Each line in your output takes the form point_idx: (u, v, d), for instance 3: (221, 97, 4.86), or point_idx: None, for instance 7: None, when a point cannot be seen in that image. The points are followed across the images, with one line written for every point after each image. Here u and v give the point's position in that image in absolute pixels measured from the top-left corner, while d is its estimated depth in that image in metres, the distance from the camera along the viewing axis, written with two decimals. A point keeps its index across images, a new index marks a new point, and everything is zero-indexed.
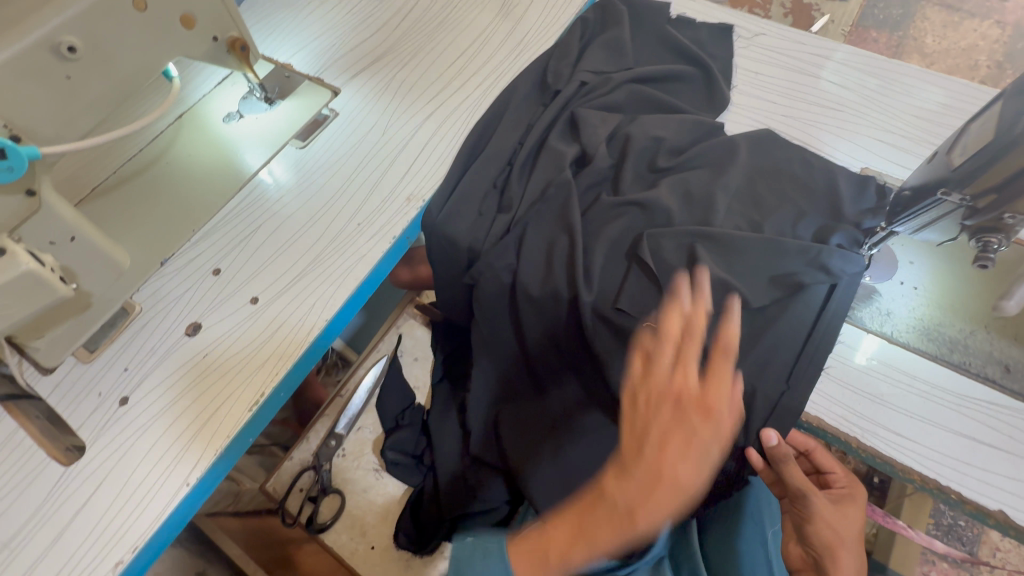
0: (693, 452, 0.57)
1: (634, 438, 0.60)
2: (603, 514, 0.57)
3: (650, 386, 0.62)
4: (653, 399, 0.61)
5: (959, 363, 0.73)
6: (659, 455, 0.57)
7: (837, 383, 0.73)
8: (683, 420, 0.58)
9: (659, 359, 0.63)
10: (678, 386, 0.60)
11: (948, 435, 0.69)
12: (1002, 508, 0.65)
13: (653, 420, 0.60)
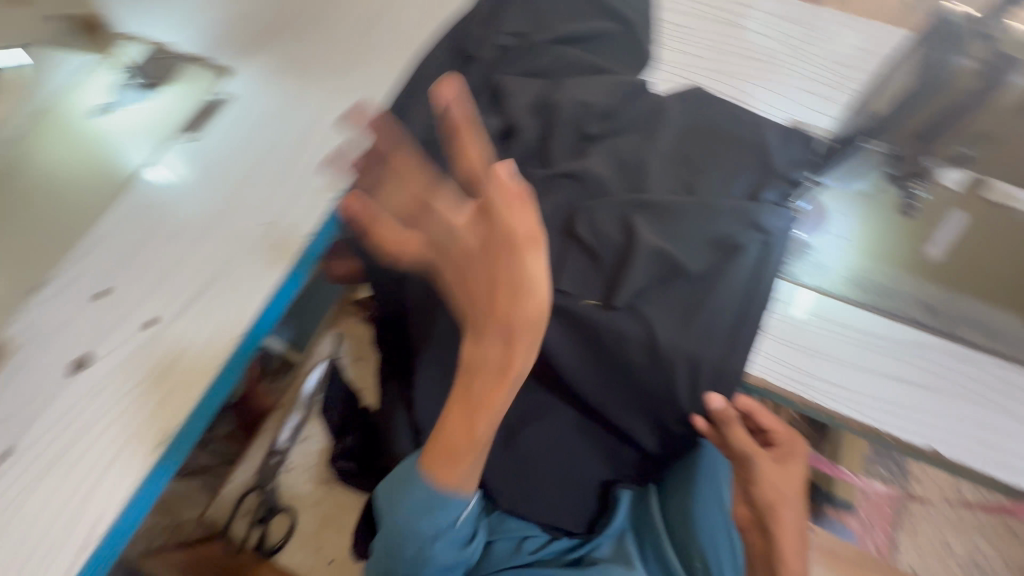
0: (521, 287, 0.61)
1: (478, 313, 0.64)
2: (484, 381, 0.63)
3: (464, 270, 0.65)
4: (471, 266, 0.64)
5: (888, 308, 0.74)
6: (498, 337, 0.63)
7: (777, 341, 0.73)
8: (494, 260, 0.62)
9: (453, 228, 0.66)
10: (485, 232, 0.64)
11: (882, 380, 0.70)
12: (931, 445, 0.68)
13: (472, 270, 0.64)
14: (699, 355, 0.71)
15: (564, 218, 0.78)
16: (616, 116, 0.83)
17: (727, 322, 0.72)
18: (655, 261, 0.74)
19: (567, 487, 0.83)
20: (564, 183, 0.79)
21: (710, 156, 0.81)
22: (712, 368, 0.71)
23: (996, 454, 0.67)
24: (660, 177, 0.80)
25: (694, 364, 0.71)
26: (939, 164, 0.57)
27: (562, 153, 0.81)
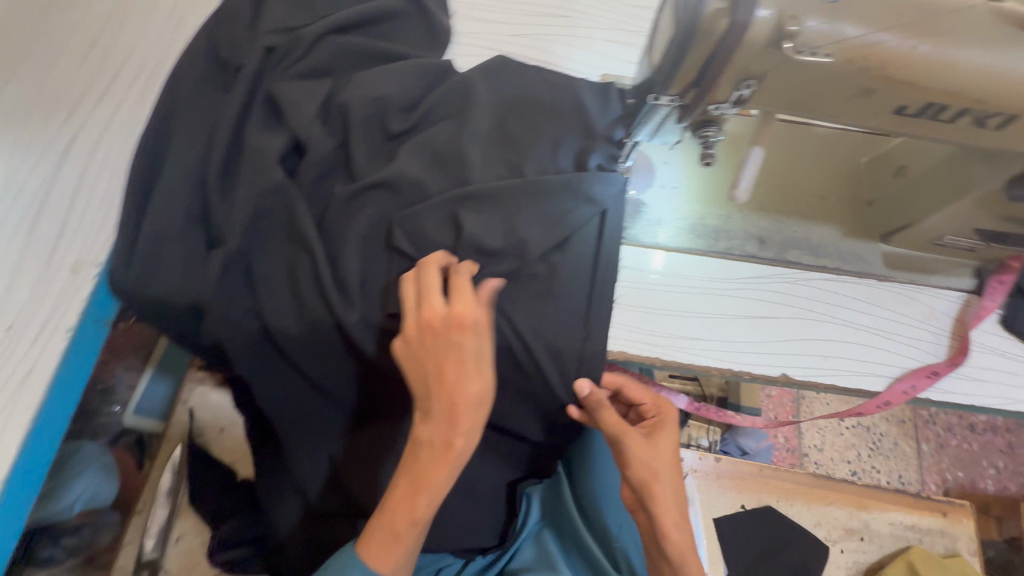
0: (469, 366, 0.59)
1: (447, 345, 0.59)
2: (428, 459, 0.60)
3: (433, 315, 0.59)
4: (431, 300, 0.61)
5: (725, 249, 0.75)
6: (467, 368, 0.59)
7: (630, 310, 0.73)
8: (449, 343, 0.59)
9: (429, 299, 0.61)
10: (451, 318, 0.59)
11: (731, 321, 0.72)
12: (784, 372, 0.70)
13: (442, 311, 0.60)
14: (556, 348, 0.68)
15: (385, 233, 0.70)
16: (419, 106, 0.74)
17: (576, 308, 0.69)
18: (490, 261, 0.69)
19: (467, 507, 0.79)
20: (377, 194, 0.70)
21: (528, 131, 0.75)
22: (573, 357, 0.68)
23: (840, 364, 0.71)
24: (481, 163, 0.73)
25: (554, 358, 0.68)
26: (727, 110, 0.54)
27: (368, 160, 0.71)
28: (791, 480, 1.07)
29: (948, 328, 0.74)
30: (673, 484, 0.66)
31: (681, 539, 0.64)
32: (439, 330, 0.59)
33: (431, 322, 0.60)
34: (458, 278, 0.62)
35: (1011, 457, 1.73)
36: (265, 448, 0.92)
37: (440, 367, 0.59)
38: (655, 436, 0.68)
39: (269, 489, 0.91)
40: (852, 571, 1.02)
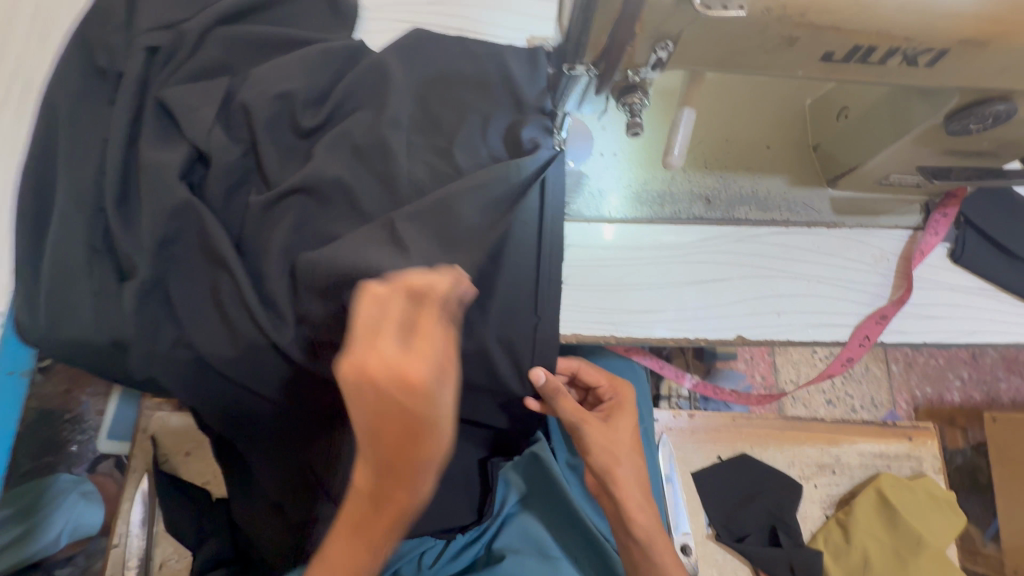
0: (421, 437, 0.34)
1: (392, 405, 0.33)
2: (357, 531, 0.43)
3: (378, 372, 0.32)
4: (356, 342, 0.34)
5: (671, 213, 0.73)
6: (417, 444, 0.39)
7: (580, 289, 0.70)
8: (392, 406, 0.33)
9: (380, 329, 0.34)
10: (395, 367, 0.32)
11: (683, 287, 0.71)
12: (740, 333, 0.69)
13: (382, 361, 0.32)
14: (508, 338, 0.65)
15: (312, 240, 0.66)
16: (330, 97, 0.69)
17: (524, 294, 0.65)
18: None
19: (443, 502, 0.79)
20: (295, 200, 0.65)
21: (452, 112, 0.70)
22: (524, 345, 0.65)
23: (794, 318, 0.70)
24: (407, 152, 0.68)
25: (505, 350, 0.65)
26: (649, 74, 0.52)
27: (281, 164, 0.66)
28: (763, 426, 1.09)
29: (894, 268, 0.72)
30: (631, 465, 0.71)
31: (644, 521, 0.70)
32: (372, 388, 0.33)
33: (364, 379, 0.33)
34: (399, 296, 0.36)
35: (974, 367, 1.80)
36: (233, 468, 0.90)
37: (382, 446, 0.36)
38: (612, 420, 0.72)
39: (242, 508, 0.89)
40: (826, 504, 1.06)
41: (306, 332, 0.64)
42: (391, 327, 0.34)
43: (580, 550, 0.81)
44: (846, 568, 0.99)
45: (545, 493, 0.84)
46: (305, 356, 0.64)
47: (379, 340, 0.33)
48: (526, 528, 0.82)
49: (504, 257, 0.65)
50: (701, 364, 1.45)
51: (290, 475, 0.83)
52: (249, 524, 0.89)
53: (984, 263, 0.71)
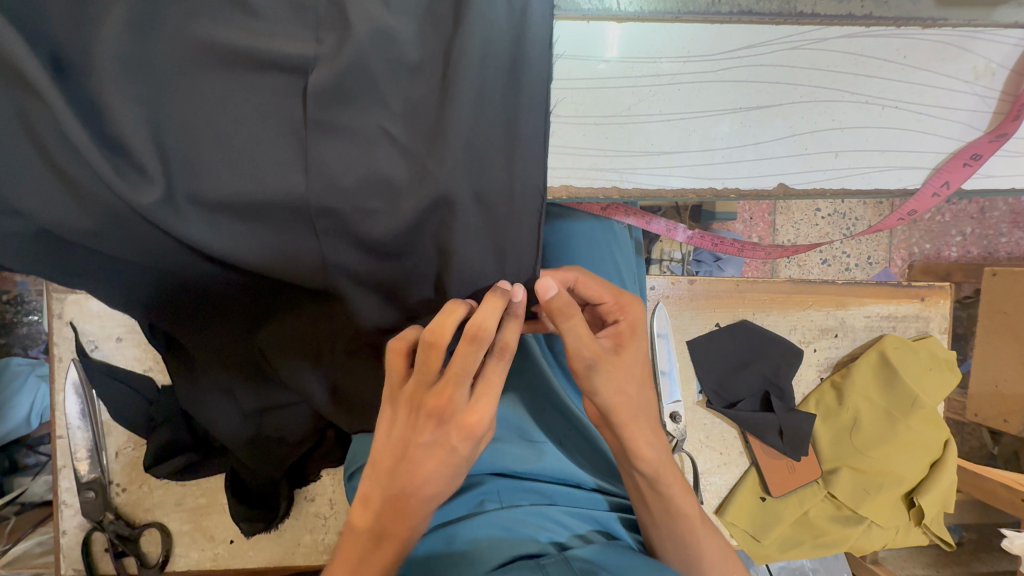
0: (449, 469, 0.48)
1: (442, 443, 0.46)
2: (373, 554, 0.48)
3: (452, 409, 0.45)
4: (421, 373, 0.46)
5: (708, 6, 0.50)
6: (452, 469, 0.48)
7: (573, 123, 0.51)
8: (443, 442, 0.46)
9: (428, 364, 0.45)
10: (442, 406, 0.45)
11: (714, 119, 0.51)
12: (781, 182, 0.53)
13: (453, 417, 0.46)
14: (481, 190, 0.49)
15: (169, 49, 0.44)
16: None
17: (498, 132, 0.48)
18: (349, 74, 0.45)
19: None
20: None
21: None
22: (501, 201, 0.50)
23: (855, 161, 0.53)
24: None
25: (475, 208, 0.49)
26: None
27: None
28: (767, 291, 0.99)
29: (998, 85, 0.53)
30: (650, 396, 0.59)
31: (654, 457, 0.60)
32: (443, 432, 0.46)
33: (435, 419, 0.46)
34: (461, 343, 0.44)
35: (979, 222, 1.70)
36: (172, 364, 0.74)
37: (421, 441, 0.46)
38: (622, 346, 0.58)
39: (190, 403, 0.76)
40: (823, 367, 1.02)
41: (192, 191, 0.47)
42: (451, 370, 0.45)
43: (563, 431, 0.76)
44: (834, 428, 0.98)
45: (532, 372, 0.76)
46: (197, 225, 0.47)
47: (453, 390, 0.45)
48: (509, 412, 0.74)
49: (463, 76, 0.46)
50: (699, 224, 1.30)
51: (235, 363, 0.70)
52: (200, 419, 0.79)
53: None
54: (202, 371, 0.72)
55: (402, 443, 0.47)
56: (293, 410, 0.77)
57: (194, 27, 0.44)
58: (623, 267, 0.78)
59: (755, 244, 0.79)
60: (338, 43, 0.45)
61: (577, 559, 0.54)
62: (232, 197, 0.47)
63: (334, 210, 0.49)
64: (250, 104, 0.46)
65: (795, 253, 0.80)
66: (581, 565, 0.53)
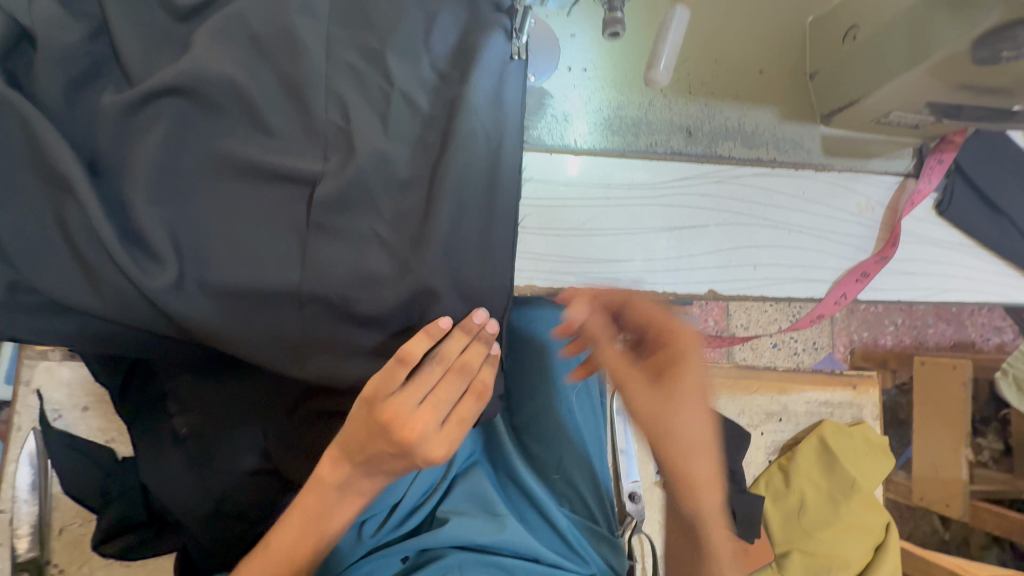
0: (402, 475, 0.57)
1: (406, 458, 0.54)
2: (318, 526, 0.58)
3: (419, 438, 0.52)
4: (408, 390, 0.53)
5: (648, 147, 0.62)
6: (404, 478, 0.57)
7: (537, 233, 0.60)
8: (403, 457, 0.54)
9: (418, 388, 0.53)
10: (413, 432, 0.52)
11: (654, 234, 0.62)
12: (712, 288, 0.63)
13: (418, 449, 0.53)
14: (458, 286, 0.57)
15: (196, 159, 0.52)
16: None
17: (474, 239, 0.56)
18: (349, 188, 0.53)
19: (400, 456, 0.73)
20: (173, 102, 0.51)
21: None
22: (473, 295, 0.57)
23: (768, 274, 0.63)
24: (320, 48, 0.54)
25: (451, 299, 0.57)
26: None
27: (151, 54, 0.51)
28: (716, 375, 1.08)
29: (879, 218, 0.66)
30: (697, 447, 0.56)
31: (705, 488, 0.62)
32: (405, 459, 0.54)
33: (399, 443, 0.52)
34: (450, 372, 0.55)
35: (909, 314, 1.77)
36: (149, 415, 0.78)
37: (383, 457, 0.55)
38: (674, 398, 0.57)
39: (153, 469, 0.77)
40: (770, 450, 1.08)
41: (200, 278, 0.52)
42: (436, 393, 0.54)
43: (525, 506, 0.80)
44: (783, 509, 1.03)
45: (497, 449, 0.82)
46: (199, 308, 0.53)
47: (429, 416, 0.53)
48: (474, 488, 0.77)
49: (446, 192, 0.55)
50: None
51: (210, 425, 0.74)
52: (154, 490, 0.78)
53: (970, 216, 0.66)
54: (180, 433, 0.76)
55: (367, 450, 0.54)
56: (255, 483, 0.77)
57: (219, 141, 0.52)
58: (581, 359, 0.85)
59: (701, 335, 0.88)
60: (342, 162, 0.54)
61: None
62: (234, 283, 0.53)
63: (324, 298, 0.55)
64: (261, 207, 0.54)
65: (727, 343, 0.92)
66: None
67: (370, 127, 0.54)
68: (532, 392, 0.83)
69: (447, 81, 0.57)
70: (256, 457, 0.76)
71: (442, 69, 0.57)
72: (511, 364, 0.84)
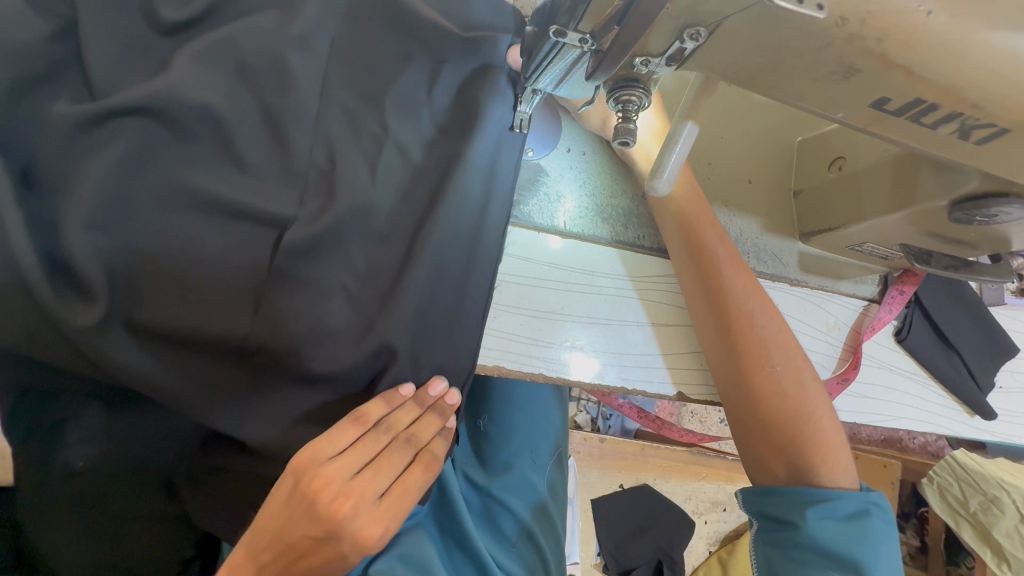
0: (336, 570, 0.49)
1: (333, 546, 0.47)
2: None
3: (349, 516, 0.47)
4: (344, 458, 0.48)
5: (634, 239, 0.62)
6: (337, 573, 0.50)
7: (513, 312, 0.57)
8: (331, 544, 0.47)
9: (356, 458, 0.48)
10: (346, 507, 0.47)
11: (631, 328, 0.60)
12: (680, 389, 0.61)
13: (347, 527, 0.47)
14: (418, 360, 0.53)
15: (149, 188, 0.47)
16: None
17: (447, 310, 0.53)
18: (317, 242, 0.49)
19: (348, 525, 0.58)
20: (139, 121, 0.47)
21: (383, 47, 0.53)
22: (432, 371, 0.53)
23: None
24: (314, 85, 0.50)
25: (409, 371, 0.53)
26: (659, 68, 0.36)
27: (122, 65, 0.47)
28: (667, 458, 1.07)
29: (843, 339, 0.68)
30: (780, 422, 0.57)
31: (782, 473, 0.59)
32: (332, 544, 0.47)
33: (325, 522, 0.47)
34: (398, 441, 0.51)
35: None
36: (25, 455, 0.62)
37: (304, 544, 0.48)
38: (779, 373, 0.57)
39: (28, 503, 0.65)
40: (712, 541, 1.05)
41: (129, 316, 0.47)
42: (378, 461, 0.50)
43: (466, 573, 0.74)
44: None
45: (445, 510, 0.75)
46: (122, 350, 0.47)
47: (365, 489, 0.48)
48: (415, 552, 0.70)
49: (424, 259, 0.52)
50: None
51: (121, 467, 0.63)
52: (32, 527, 0.67)
53: (924, 348, 0.69)
54: (75, 468, 0.63)
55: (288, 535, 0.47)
56: (163, 531, 0.69)
57: (183, 169, 0.47)
58: (558, 434, 0.85)
59: (672, 425, 0.87)
60: (315, 213, 0.50)
61: (763, 526, 0.58)
62: (172, 322, 0.47)
63: (268, 354, 0.49)
64: (216, 245, 0.48)
65: (700, 442, 0.93)
66: (777, 543, 0.56)
67: (358, 174, 0.51)
68: (511, 456, 0.80)
69: (442, 144, 0.55)
70: (169, 507, 0.67)
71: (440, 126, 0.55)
72: (493, 428, 0.82)
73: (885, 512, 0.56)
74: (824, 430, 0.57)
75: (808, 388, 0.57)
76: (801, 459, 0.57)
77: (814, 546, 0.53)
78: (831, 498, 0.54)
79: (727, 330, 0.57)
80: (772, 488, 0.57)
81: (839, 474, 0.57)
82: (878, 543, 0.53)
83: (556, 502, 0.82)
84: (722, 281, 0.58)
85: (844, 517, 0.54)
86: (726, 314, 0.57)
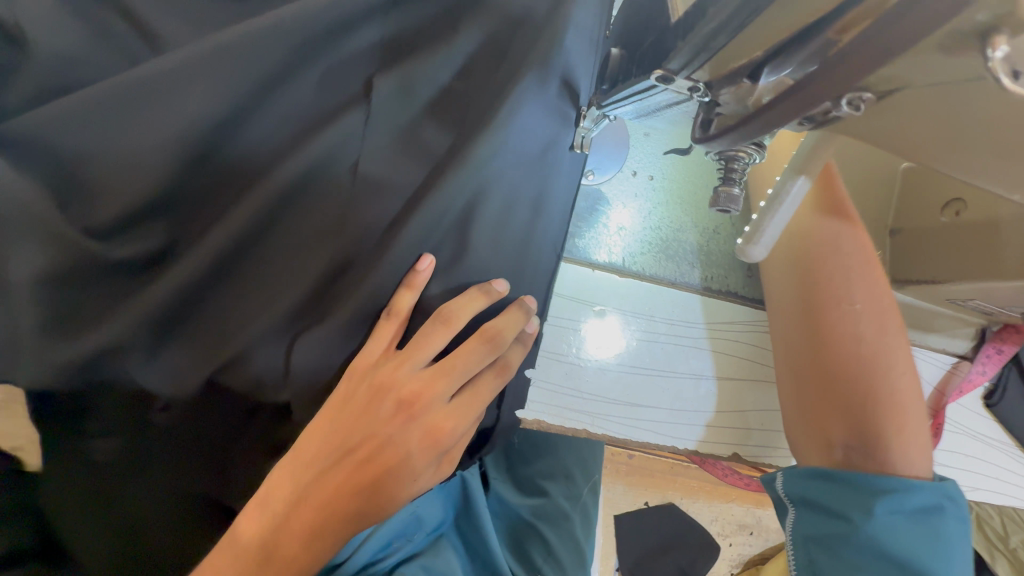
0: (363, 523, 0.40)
1: (393, 443, 0.41)
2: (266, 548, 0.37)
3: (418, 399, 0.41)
4: (411, 349, 0.42)
5: (701, 281, 0.55)
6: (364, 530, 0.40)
7: (558, 359, 0.52)
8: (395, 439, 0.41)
9: (426, 343, 0.42)
10: (415, 395, 0.42)
11: (688, 379, 0.54)
12: (736, 452, 0.55)
13: (410, 424, 0.41)
14: None
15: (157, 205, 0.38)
16: None
17: None
18: None
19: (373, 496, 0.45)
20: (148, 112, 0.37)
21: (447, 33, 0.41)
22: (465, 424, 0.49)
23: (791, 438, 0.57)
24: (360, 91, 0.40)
25: None
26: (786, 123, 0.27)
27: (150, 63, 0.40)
28: (696, 478, 1.03)
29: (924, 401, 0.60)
30: (853, 370, 0.50)
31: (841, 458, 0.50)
32: (394, 438, 0.41)
33: (391, 410, 0.41)
34: (473, 338, 0.44)
35: None
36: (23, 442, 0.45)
37: (365, 443, 0.40)
38: (858, 311, 0.51)
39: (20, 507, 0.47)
40: (736, 564, 1.01)
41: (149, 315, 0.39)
42: (447, 358, 0.43)
43: None
44: None
45: (468, 523, 0.72)
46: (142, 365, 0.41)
47: (438, 380, 0.42)
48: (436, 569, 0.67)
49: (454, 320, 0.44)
50: None
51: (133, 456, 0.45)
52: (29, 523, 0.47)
53: (1016, 415, 0.61)
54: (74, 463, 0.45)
55: (351, 432, 0.40)
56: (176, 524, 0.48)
57: (198, 176, 0.39)
58: (593, 459, 0.81)
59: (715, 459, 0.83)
60: None
61: (801, 514, 0.49)
62: (191, 335, 0.41)
63: (252, 374, 0.41)
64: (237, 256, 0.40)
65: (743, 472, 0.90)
66: (821, 539, 0.46)
67: None
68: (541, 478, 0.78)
69: None
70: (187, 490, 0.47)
71: (475, 140, 0.40)
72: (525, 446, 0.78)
73: (961, 507, 0.46)
74: (899, 395, 0.50)
75: (890, 340, 0.51)
76: (871, 423, 0.48)
77: (871, 546, 0.44)
78: (901, 489, 0.45)
79: (803, 253, 0.52)
80: (828, 472, 0.48)
81: (913, 456, 0.48)
82: (949, 547, 0.44)
83: (586, 530, 0.76)
84: (810, 209, 0.53)
85: (912, 512, 0.45)
86: (804, 234, 0.53)
